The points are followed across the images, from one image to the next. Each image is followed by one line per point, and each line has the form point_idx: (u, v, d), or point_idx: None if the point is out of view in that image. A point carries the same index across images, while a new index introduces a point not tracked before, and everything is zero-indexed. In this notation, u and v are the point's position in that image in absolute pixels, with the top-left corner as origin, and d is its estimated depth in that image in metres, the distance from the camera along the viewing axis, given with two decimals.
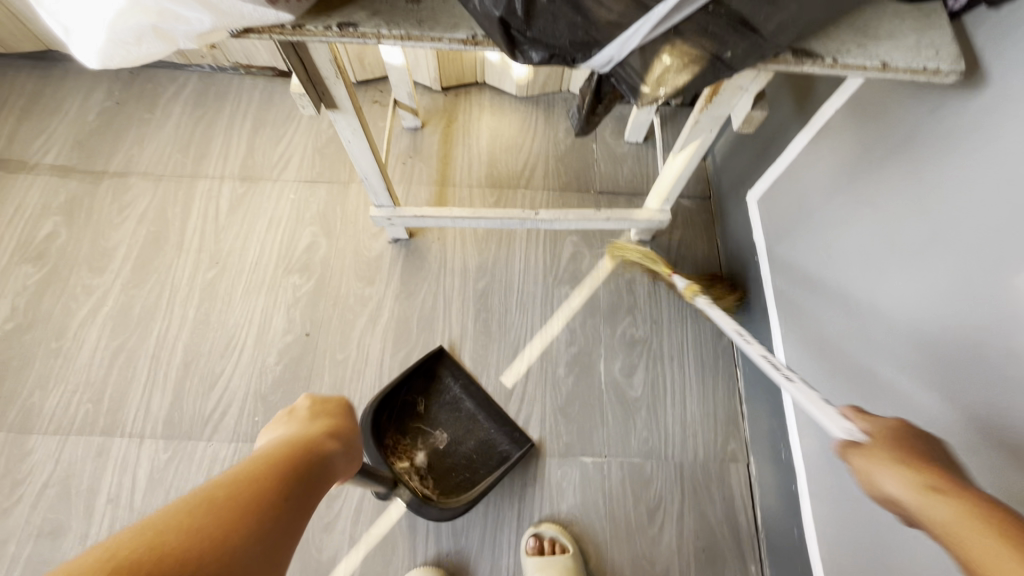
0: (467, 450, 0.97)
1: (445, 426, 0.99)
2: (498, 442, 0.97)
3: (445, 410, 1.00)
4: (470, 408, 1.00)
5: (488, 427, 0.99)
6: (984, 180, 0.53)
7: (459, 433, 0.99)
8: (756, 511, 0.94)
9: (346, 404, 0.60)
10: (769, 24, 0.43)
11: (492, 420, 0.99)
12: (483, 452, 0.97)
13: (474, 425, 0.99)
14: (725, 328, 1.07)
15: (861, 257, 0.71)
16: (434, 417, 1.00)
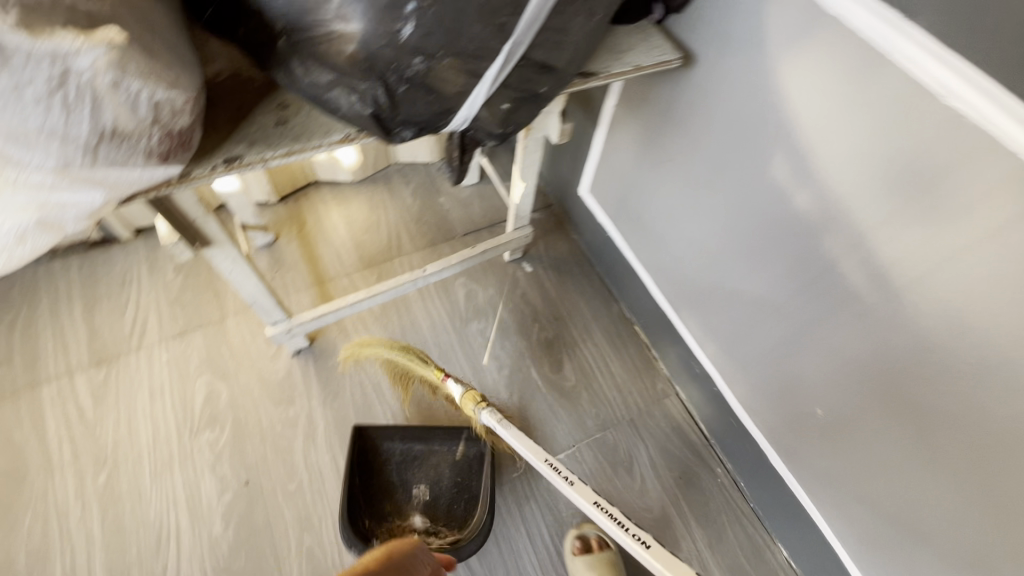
0: (451, 479, 0.99)
1: (418, 482, 0.99)
2: (461, 452, 1.00)
3: (403, 468, 1.00)
4: (422, 448, 1.00)
5: (444, 447, 1.00)
6: (726, 115, 0.75)
7: (432, 475, 0.99)
8: (700, 424, 1.11)
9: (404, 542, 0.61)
10: (561, 61, 0.60)
11: (440, 441, 1.00)
12: (460, 468, 1.00)
13: (437, 454, 1.00)
14: (611, 299, 1.26)
15: (676, 198, 0.92)
16: (401, 480, 0.99)
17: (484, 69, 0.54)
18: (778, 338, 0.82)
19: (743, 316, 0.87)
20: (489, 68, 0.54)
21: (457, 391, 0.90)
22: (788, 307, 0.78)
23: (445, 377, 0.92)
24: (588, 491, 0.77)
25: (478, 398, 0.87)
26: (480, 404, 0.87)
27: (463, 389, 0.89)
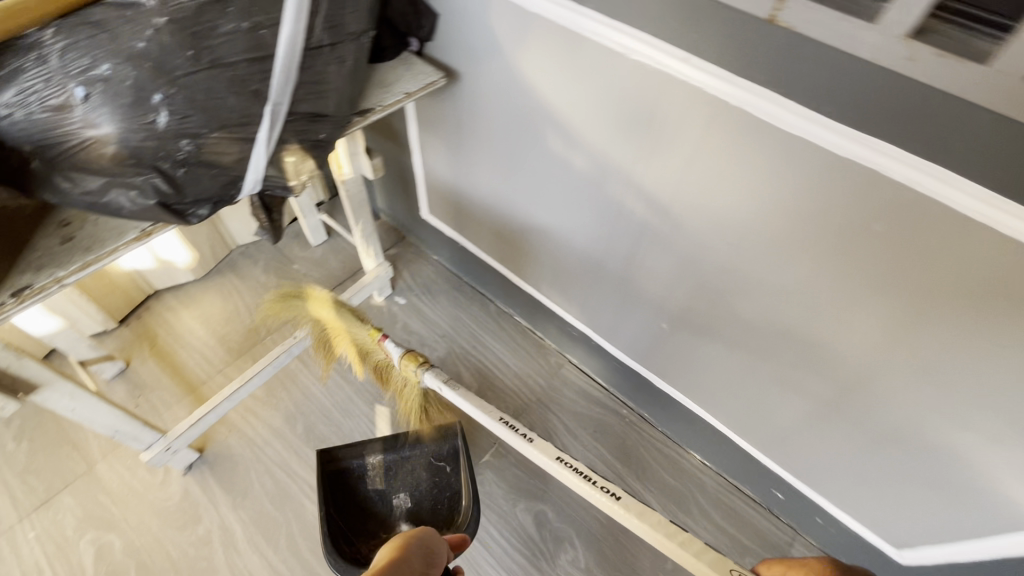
0: (429, 481, 0.99)
1: (398, 490, 0.98)
2: (435, 454, 1.00)
3: (376, 482, 0.98)
4: (392, 457, 0.99)
5: (417, 453, 0.99)
6: (500, 109, 0.86)
7: (409, 481, 0.98)
8: (597, 379, 1.23)
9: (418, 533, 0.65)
10: (329, 106, 0.66)
11: (413, 447, 0.99)
12: (436, 469, 0.99)
13: (410, 461, 0.99)
14: (485, 301, 1.34)
15: (496, 191, 1.02)
16: (378, 494, 0.97)
17: (254, 132, 0.58)
18: (615, 279, 0.95)
19: (585, 272, 1.00)
20: (258, 130, 0.58)
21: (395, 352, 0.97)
22: (610, 249, 0.91)
23: (383, 338, 0.99)
24: (549, 449, 0.79)
25: (421, 359, 0.95)
26: (423, 366, 0.94)
27: (405, 350, 0.96)
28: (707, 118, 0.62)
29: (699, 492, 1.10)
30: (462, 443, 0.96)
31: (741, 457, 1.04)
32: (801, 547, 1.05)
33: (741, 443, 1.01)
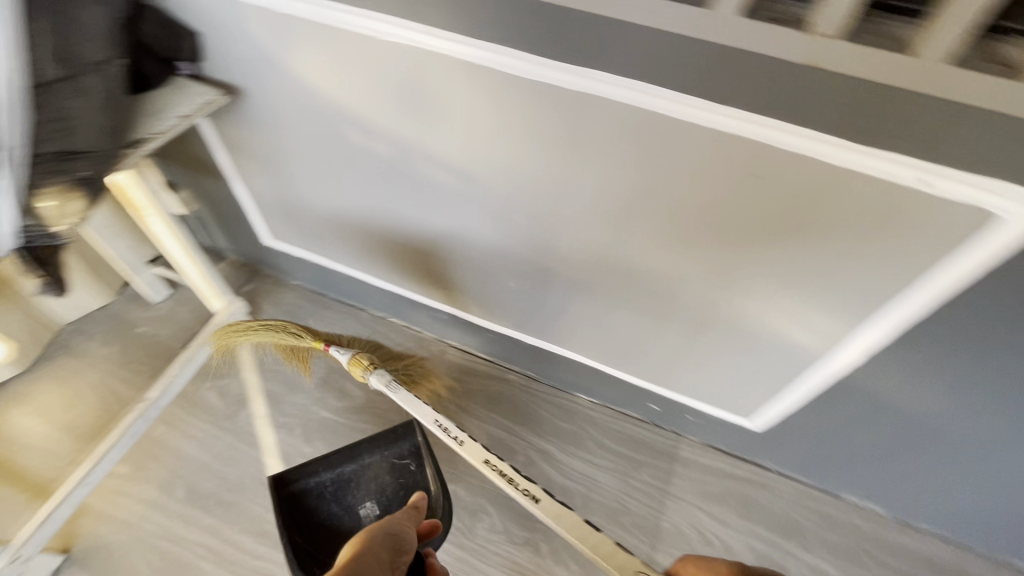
0: (395, 485, 1.01)
1: (364, 499, 0.99)
2: (395, 458, 1.02)
3: (341, 495, 0.99)
4: (352, 468, 1.01)
5: (378, 460, 1.01)
6: (291, 114, 0.87)
7: (374, 489, 1.00)
8: (480, 354, 1.28)
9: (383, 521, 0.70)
10: (86, 141, 0.65)
11: (372, 454, 1.01)
12: (399, 471, 1.01)
13: (372, 468, 1.01)
14: (356, 311, 1.34)
15: (323, 197, 1.02)
16: (345, 508, 0.99)
17: None
18: (455, 254, 1.00)
19: (428, 254, 1.03)
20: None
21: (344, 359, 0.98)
22: (438, 225, 0.95)
23: (327, 349, 0.99)
24: (477, 451, 0.83)
25: (366, 364, 0.96)
26: (365, 371, 0.95)
27: (351, 356, 0.97)
28: (461, 80, 0.68)
29: (591, 427, 1.19)
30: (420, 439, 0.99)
31: (613, 382, 1.14)
32: (685, 446, 1.17)
33: (609, 371, 1.10)
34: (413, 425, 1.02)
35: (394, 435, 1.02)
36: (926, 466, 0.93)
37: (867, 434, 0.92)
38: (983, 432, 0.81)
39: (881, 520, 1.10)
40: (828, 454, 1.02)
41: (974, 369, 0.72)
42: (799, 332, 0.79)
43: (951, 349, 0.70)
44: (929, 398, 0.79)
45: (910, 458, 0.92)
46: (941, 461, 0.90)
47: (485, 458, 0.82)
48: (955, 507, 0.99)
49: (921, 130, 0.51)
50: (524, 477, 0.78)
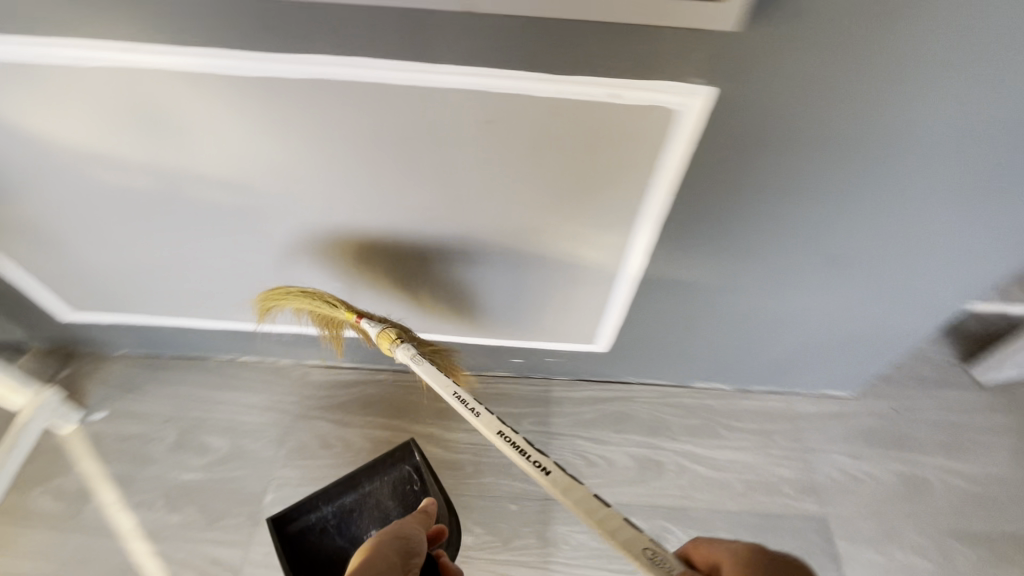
0: (398, 509, 1.03)
1: (367, 527, 1.01)
2: (394, 481, 1.04)
3: (344, 526, 1.01)
4: (354, 498, 1.03)
5: (377, 486, 1.04)
6: (28, 169, 0.79)
7: (377, 515, 1.02)
8: (343, 364, 1.27)
9: (393, 525, 0.77)
10: None
11: (369, 481, 1.04)
12: (399, 493, 1.04)
13: (373, 495, 1.04)
14: (200, 361, 1.25)
15: (108, 250, 0.94)
16: (351, 538, 1.00)
17: None
18: (272, 272, 0.97)
19: (246, 279, 1.00)
20: None
21: (373, 331, 0.90)
22: (241, 245, 0.92)
23: (359, 320, 0.90)
24: (490, 420, 0.76)
25: (396, 337, 0.87)
26: (397, 345, 0.86)
27: (380, 329, 0.88)
28: (188, 91, 0.67)
29: None
30: (419, 456, 1.02)
31: (475, 350, 1.19)
32: (555, 387, 1.26)
33: (465, 340, 1.15)
34: (410, 447, 1.05)
35: (393, 460, 1.05)
36: (734, 334, 1.10)
37: (683, 322, 1.07)
38: (755, 290, 0.97)
39: (725, 392, 1.27)
40: (665, 350, 1.16)
41: (723, 241, 0.86)
42: (592, 252, 0.89)
43: (699, 230, 0.84)
44: (708, 275, 0.94)
45: (721, 329, 1.09)
46: (741, 326, 1.07)
47: (500, 431, 0.75)
48: (768, 360, 1.18)
49: (583, 47, 0.60)
50: (541, 451, 0.71)
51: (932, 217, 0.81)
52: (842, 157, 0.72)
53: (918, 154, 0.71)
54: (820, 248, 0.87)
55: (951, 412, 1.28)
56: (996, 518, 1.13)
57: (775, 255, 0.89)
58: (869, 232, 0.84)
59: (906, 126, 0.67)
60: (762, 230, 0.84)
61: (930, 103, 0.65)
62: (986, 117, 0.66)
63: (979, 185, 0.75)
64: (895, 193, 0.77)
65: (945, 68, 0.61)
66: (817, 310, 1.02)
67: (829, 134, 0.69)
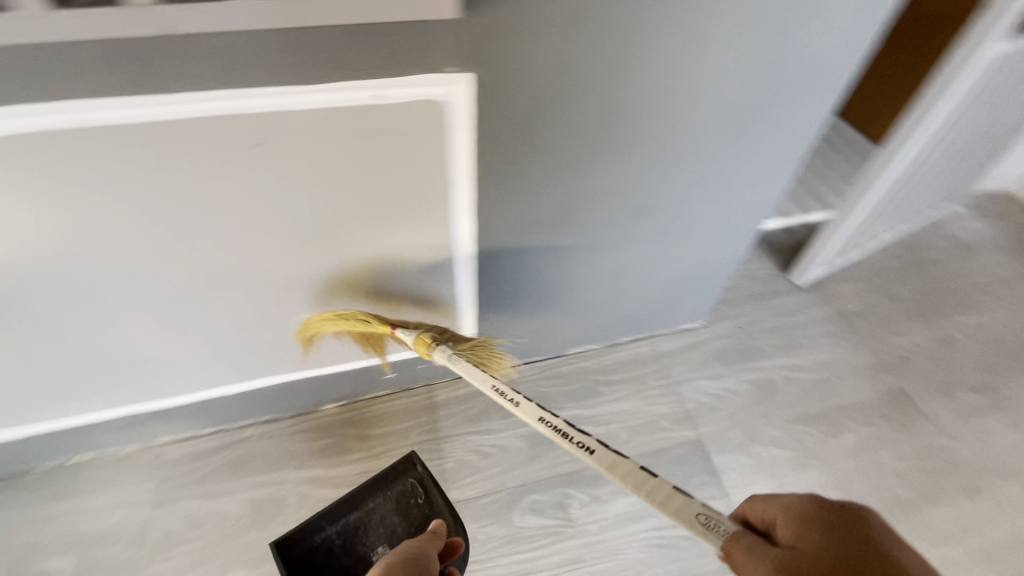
0: (404, 522, 1.00)
1: (376, 543, 0.98)
2: (396, 494, 1.01)
3: (350, 544, 0.97)
4: (357, 516, 0.99)
5: (380, 501, 1.00)
6: None
7: (383, 530, 0.99)
8: (203, 431, 1.15)
9: (402, 546, 0.69)
10: None
11: (372, 497, 1.00)
12: (403, 506, 1.01)
13: (378, 511, 1.00)
14: (22, 477, 1.08)
15: None
16: (358, 555, 0.97)
17: None
18: (80, 348, 0.87)
19: (48, 366, 0.88)
20: None
21: (410, 339, 0.90)
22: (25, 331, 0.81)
23: (392, 330, 0.90)
24: (534, 408, 0.77)
25: (432, 341, 0.88)
26: (433, 349, 0.87)
27: (415, 335, 0.89)
28: None
29: (351, 427, 1.19)
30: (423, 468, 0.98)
31: (344, 376, 1.14)
32: (438, 391, 1.26)
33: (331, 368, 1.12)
34: (414, 461, 1.01)
35: (394, 473, 1.01)
36: (585, 297, 1.17)
37: (536, 296, 1.11)
38: (587, 253, 1.04)
39: (597, 351, 1.35)
40: (529, 326, 1.20)
41: (539, 215, 0.90)
42: (419, 249, 0.90)
43: (513, 209, 0.87)
44: (540, 249, 0.98)
45: (572, 295, 1.15)
46: (589, 287, 1.14)
47: (540, 416, 0.76)
48: (625, 313, 1.27)
49: (317, 52, 0.59)
50: (582, 431, 0.72)
51: (706, 154, 0.91)
52: (612, 118, 0.77)
53: (674, 104, 0.79)
54: (626, 202, 0.95)
55: (780, 317, 1.48)
56: (827, 395, 1.33)
57: (591, 217, 0.95)
58: (661, 178, 0.92)
59: (656, 81, 0.74)
60: (571, 197, 0.89)
61: (667, 58, 0.72)
62: (716, 63, 0.75)
63: (731, 122, 0.86)
64: (670, 140, 0.85)
65: (667, 25, 0.68)
66: (646, 258, 1.12)
67: (592, 99, 0.74)
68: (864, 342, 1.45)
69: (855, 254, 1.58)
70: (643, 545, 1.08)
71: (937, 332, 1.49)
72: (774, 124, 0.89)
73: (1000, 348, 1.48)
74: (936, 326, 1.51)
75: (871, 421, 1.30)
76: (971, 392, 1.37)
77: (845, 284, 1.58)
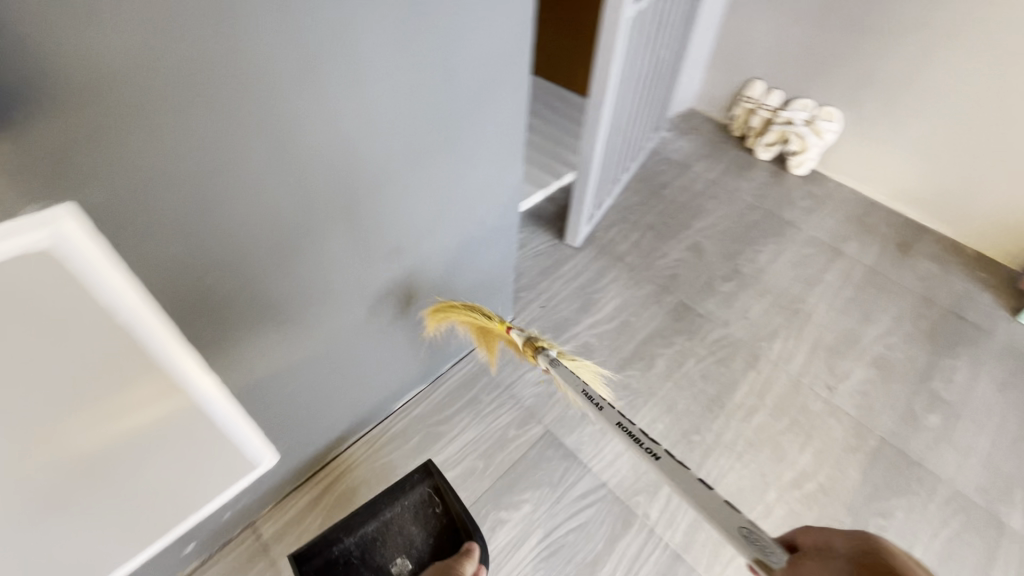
0: (422, 536, 1.03)
1: (394, 554, 1.01)
2: (410, 505, 1.05)
3: (370, 555, 1.00)
4: (375, 527, 1.02)
5: (397, 511, 1.04)
6: None
7: (402, 543, 1.02)
8: None
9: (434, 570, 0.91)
10: None
11: (390, 507, 1.04)
12: (418, 516, 1.05)
13: (397, 523, 1.03)
14: None
15: None
16: (376, 567, 1.00)
17: None
18: None
19: None
20: None
21: (516, 340, 0.93)
22: None
23: (508, 327, 0.94)
24: (611, 415, 0.81)
25: (537, 347, 0.89)
26: (539, 351, 0.88)
27: (524, 336, 0.92)
28: None
29: None
30: (439, 473, 1.04)
31: None
32: (265, 527, 1.08)
33: None
34: (432, 468, 1.07)
35: (412, 483, 1.06)
36: (383, 347, 1.08)
37: (327, 373, 0.98)
38: (357, 311, 0.94)
39: (423, 394, 1.29)
40: (337, 403, 1.07)
41: (271, 300, 0.77)
42: (147, 404, 0.64)
43: (231, 309, 0.72)
44: (304, 328, 0.86)
45: (373, 352, 1.06)
46: (382, 337, 1.05)
47: (617, 421, 0.80)
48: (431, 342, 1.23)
49: None
50: (654, 441, 0.76)
51: (430, 180, 0.89)
52: (296, 177, 0.67)
53: (359, 141, 0.72)
54: (376, 251, 0.88)
55: (571, 283, 1.59)
56: (631, 335, 1.47)
57: (339, 278, 0.85)
58: (396, 219, 0.88)
59: (334, 133, 0.68)
60: (305, 267, 0.78)
61: (333, 103, 0.65)
62: (382, 88, 0.69)
63: (430, 137, 0.83)
64: (384, 182, 0.80)
65: (301, 69, 0.59)
66: (426, 287, 1.07)
67: (256, 168, 0.62)
68: (641, 275, 1.63)
69: (606, 202, 1.77)
70: (534, 565, 1.07)
71: (687, 242, 1.76)
72: (477, 132, 0.91)
73: (731, 236, 1.80)
74: (685, 238, 1.77)
75: (670, 340, 1.47)
76: (726, 281, 1.65)
77: (609, 230, 1.76)
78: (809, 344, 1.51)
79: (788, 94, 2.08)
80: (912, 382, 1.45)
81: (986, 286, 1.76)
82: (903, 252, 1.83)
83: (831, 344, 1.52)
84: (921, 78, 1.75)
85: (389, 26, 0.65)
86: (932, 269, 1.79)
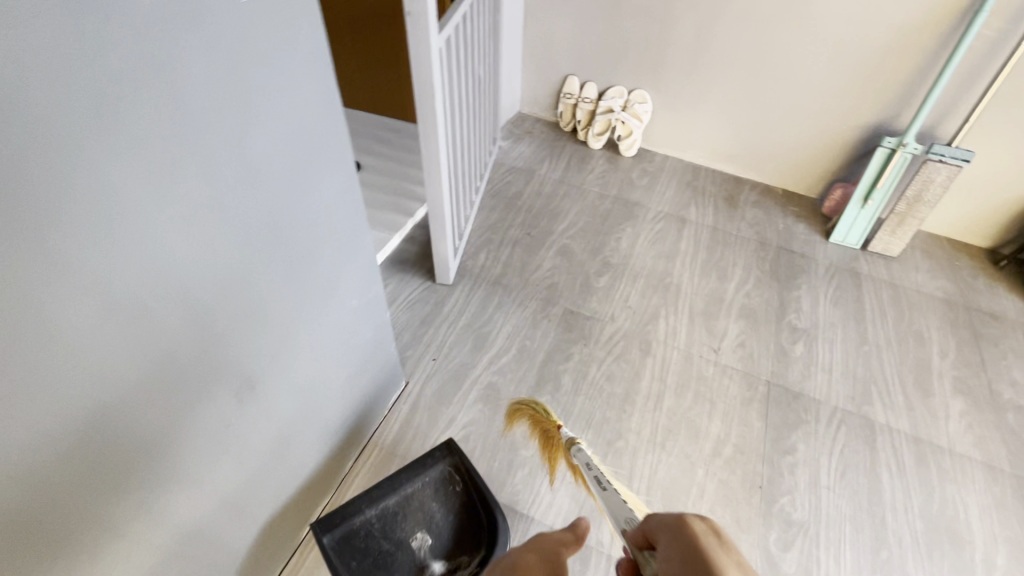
0: (442, 513, 1.11)
1: (413, 528, 1.09)
2: (429, 484, 1.10)
3: (393, 527, 1.07)
4: (395, 502, 1.07)
5: (417, 488, 1.09)
6: None
7: (422, 519, 1.09)
8: None
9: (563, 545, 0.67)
10: None
11: (411, 485, 1.08)
12: (437, 495, 1.11)
13: (419, 501, 1.09)
14: None
15: None
16: (396, 540, 1.08)
17: None
18: None
19: None
20: None
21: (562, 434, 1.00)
22: None
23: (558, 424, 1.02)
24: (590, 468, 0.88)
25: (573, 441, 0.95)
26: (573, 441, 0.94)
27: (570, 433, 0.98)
28: None
29: None
30: (460, 458, 1.08)
31: None
32: None
33: None
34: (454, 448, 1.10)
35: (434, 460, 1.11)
36: (266, 474, 0.93)
37: (203, 541, 0.82)
38: (219, 458, 0.79)
39: (335, 498, 1.18)
40: (229, 555, 0.91)
41: (93, 509, 0.60)
42: None
43: (26, 552, 0.54)
44: (153, 516, 0.70)
45: (256, 488, 0.91)
46: (262, 466, 0.91)
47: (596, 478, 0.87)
48: (323, 443, 1.08)
49: None
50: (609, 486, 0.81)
51: (264, 298, 0.76)
52: (71, 365, 0.52)
53: (153, 291, 0.57)
54: (221, 397, 0.74)
55: (457, 324, 1.51)
56: (531, 359, 1.44)
57: (184, 437, 0.70)
58: (235, 354, 0.74)
59: (115, 303, 0.54)
60: (129, 456, 0.62)
61: (98, 271, 0.51)
62: (162, 232, 0.56)
63: (247, 250, 0.70)
64: (206, 326, 0.67)
65: (24, 246, 0.44)
66: (298, 393, 0.93)
67: (1, 382, 0.46)
68: (522, 294, 1.61)
69: (466, 228, 1.73)
70: None
71: (555, 248, 1.77)
72: (304, 228, 0.80)
73: (592, 230, 1.85)
74: (552, 244, 1.78)
75: (568, 353, 1.47)
76: (601, 276, 1.70)
77: (478, 256, 1.71)
78: (686, 314, 1.62)
79: (601, 84, 2.20)
80: (774, 322, 1.62)
81: (799, 217, 2.04)
82: (732, 205, 2.05)
83: (703, 308, 1.64)
84: (705, 52, 1.95)
85: (143, 161, 0.51)
86: (758, 214, 2.03)
